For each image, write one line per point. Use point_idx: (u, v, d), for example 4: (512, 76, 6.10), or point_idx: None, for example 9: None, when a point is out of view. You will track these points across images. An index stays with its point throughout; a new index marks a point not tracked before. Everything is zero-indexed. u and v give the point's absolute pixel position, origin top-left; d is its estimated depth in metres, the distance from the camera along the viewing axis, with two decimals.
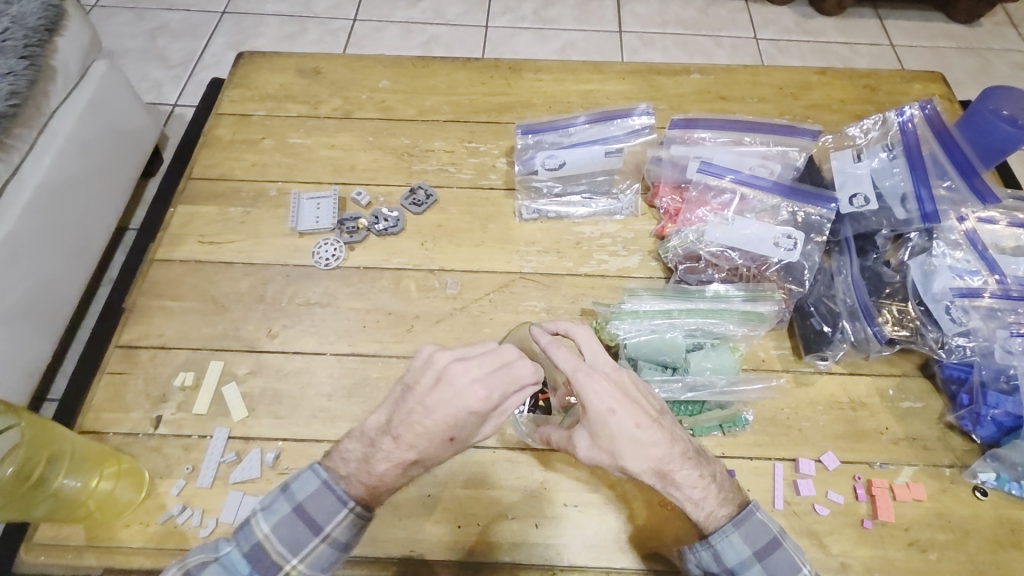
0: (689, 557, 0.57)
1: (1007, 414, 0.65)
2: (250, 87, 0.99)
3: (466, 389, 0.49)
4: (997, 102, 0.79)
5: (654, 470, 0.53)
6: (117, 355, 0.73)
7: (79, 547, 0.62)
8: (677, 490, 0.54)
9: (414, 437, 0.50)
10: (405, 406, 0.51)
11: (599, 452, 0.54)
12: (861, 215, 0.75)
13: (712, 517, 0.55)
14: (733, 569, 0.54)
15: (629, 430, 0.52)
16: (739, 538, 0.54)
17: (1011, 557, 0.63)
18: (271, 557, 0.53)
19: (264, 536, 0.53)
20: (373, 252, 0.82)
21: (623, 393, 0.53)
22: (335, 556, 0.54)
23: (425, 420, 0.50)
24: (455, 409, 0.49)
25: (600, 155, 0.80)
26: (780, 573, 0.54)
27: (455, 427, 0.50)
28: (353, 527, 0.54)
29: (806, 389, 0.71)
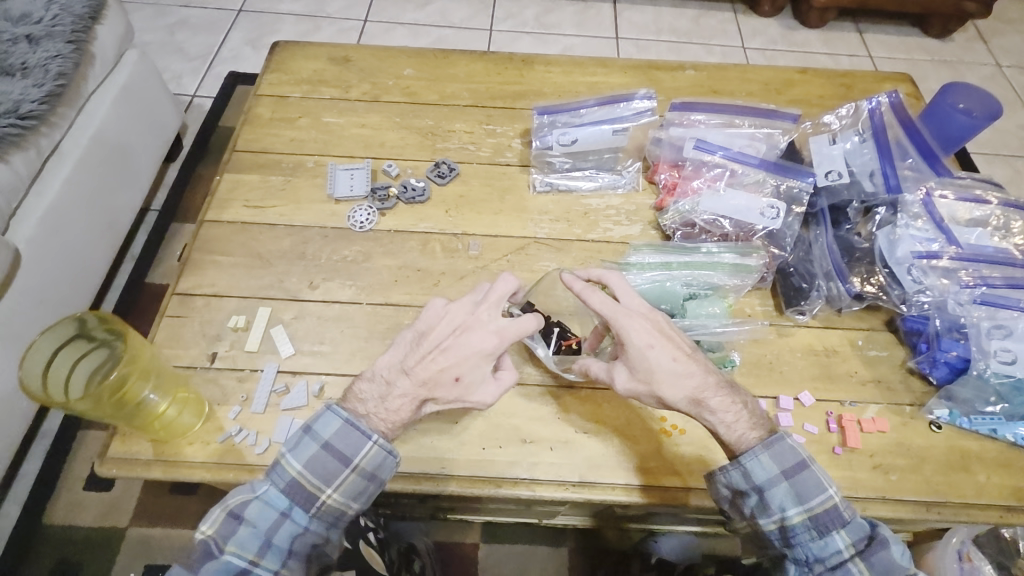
0: (721, 479, 0.66)
1: (958, 357, 0.75)
2: (286, 72, 1.08)
3: (481, 337, 0.64)
4: (954, 96, 0.89)
5: (691, 397, 0.64)
6: (175, 301, 0.82)
7: (147, 461, 0.70)
8: (711, 414, 0.65)
9: (429, 374, 0.64)
10: (422, 349, 0.65)
11: (639, 381, 0.65)
12: (836, 189, 0.86)
13: (742, 440, 0.65)
14: (762, 486, 0.64)
15: (667, 361, 0.64)
16: (769, 459, 0.64)
17: (963, 480, 0.72)
18: (304, 489, 0.63)
19: (297, 474, 0.63)
20: (402, 217, 0.91)
21: (659, 332, 0.65)
22: (364, 484, 0.64)
23: (440, 361, 0.64)
24: (467, 352, 0.64)
25: (608, 134, 0.91)
26: (806, 489, 0.64)
27: (464, 369, 0.64)
28: (379, 457, 0.64)
29: (787, 339, 0.81)
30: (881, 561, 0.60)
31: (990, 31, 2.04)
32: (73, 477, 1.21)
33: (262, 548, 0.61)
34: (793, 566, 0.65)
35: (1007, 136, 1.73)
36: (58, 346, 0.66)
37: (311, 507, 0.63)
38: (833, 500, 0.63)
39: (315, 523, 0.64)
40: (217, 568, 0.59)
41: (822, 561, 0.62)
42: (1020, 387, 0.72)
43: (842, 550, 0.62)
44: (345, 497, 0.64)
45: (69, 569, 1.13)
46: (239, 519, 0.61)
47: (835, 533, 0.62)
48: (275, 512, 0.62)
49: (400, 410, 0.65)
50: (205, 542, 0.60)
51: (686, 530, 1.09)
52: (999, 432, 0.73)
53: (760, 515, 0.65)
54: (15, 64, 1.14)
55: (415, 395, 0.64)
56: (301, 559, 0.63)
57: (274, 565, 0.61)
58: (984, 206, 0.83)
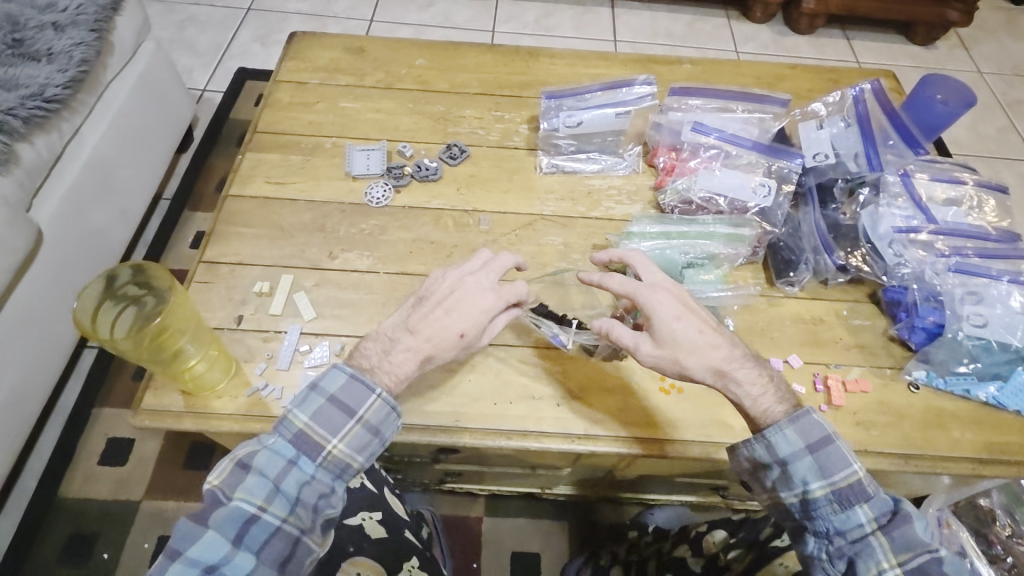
0: (744, 451, 0.67)
1: (934, 323, 0.81)
2: (303, 60, 1.13)
3: (484, 298, 0.69)
4: (932, 89, 0.96)
5: (716, 367, 0.66)
6: (202, 268, 0.87)
7: (179, 413, 0.74)
8: (736, 386, 0.66)
9: (433, 329, 0.67)
10: (426, 310, 0.68)
11: (663, 349, 0.67)
12: (822, 169, 0.93)
13: (768, 413, 0.66)
14: (785, 459, 0.64)
15: (690, 331, 0.67)
16: (794, 432, 0.64)
17: (940, 435, 0.78)
18: (313, 440, 0.62)
19: (303, 425, 0.62)
20: (416, 194, 0.96)
21: (684, 306, 0.69)
22: (369, 439, 0.64)
23: (443, 318, 0.68)
24: (469, 310, 0.68)
25: (611, 117, 0.97)
26: (831, 462, 0.63)
27: (467, 324, 0.68)
28: (383, 411, 0.65)
29: (777, 308, 0.86)
30: (905, 535, 0.59)
31: (971, 40, 2.12)
32: (88, 452, 1.22)
33: (272, 494, 0.58)
34: (813, 541, 0.63)
35: (986, 139, 1.81)
36: (101, 297, 0.70)
37: (318, 457, 0.62)
38: (857, 474, 0.62)
39: (321, 474, 0.62)
40: (227, 513, 0.57)
41: (843, 534, 0.61)
42: (989, 348, 0.78)
43: (865, 524, 0.60)
44: (352, 451, 0.63)
45: (83, 540, 1.13)
46: (250, 468, 0.59)
47: (858, 506, 0.61)
48: (285, 460, 0.60)
49: (406, 365, 0.67)
50: (212, 490, 0.58)
51: (677, 500, 1.13)
52: (973, 392, 0.79)
53: (782, 489, 0.65)
54: (42, 49, 1.18)
55: (420, 350, 0.67)
56: (310, 510, 0.60)
57: (282, 513, 0.58)
58: (961, 186, 0.90)
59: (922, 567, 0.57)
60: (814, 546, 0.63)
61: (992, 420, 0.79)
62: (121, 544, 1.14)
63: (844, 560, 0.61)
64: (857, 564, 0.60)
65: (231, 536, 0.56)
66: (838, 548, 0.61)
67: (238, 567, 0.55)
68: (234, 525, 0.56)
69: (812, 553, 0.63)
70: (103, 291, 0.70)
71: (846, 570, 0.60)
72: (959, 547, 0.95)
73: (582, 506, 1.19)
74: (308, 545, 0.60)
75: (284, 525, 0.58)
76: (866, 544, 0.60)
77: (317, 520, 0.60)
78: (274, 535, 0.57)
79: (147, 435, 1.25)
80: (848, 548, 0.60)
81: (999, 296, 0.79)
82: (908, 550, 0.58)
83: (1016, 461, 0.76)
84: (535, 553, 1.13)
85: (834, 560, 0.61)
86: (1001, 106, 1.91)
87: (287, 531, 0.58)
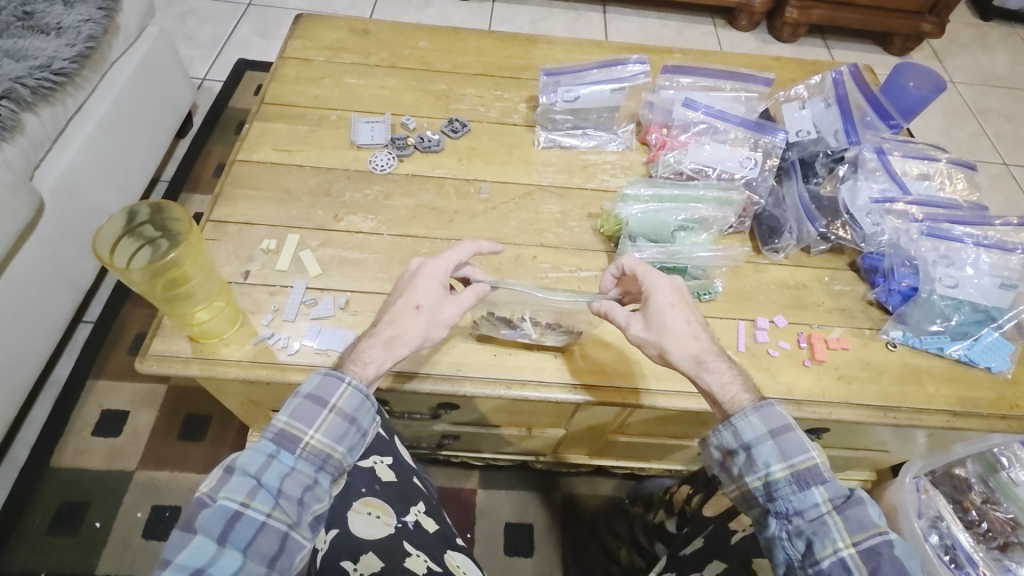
0: (712, 440, 0.66)
1: (909, 285, 0.86)
2: (310, 39, 1.17)
3: (432, 267, 0.71)
4: (906, 77, 1.02)
5: (693, 355, 0.68)
6: (210, 227, 0.89)
7: (186, 359, 0.77)
8: (709, 375, 0.67)
9: (390, 313, 0.68)
10: (385, 306, 0.70)
11: (650, 331, 0.70)
12: (804, 144, 0.99)
13: (736, 401, 0.66)
14: (750, 443, 0.63)
15: (679, 318, 0.69)
16: (756, 418, 0.63)
17: (915, 390, 0.82)
18: (292, 433, 0.59)
19: (285, 424, 0.59)
20: (418, 164, 1.00)
21: (680, 296, 0.70)
22: (346, 426, 0.62)
23: (397, 301, 0.69)
24: (420, 282, 0.70)
25: (607, 94, 1.02)
26: (792, 452, 0.61)
27: (419, 295, 0.69)
28: (356, 398, 0.63)
29: (763, 274, 0.91)
30: (859, 515, 0.57)
31: (945, 52, 2.19)
32: (82, 423, 1.19)
33: (253, 489, 0.55)
34: (774, 523, 0.61)
35: (959, 143, 1.89)
36: (122, 232, 0.73)
37: (297, 449, 0.59)
38: (815, 459, 0.61)
39: (302, 465, 0.59)
40: (211, 513, 0.53)
41: (800, 514, 0.59)
42: (959, 306, 0.84)
43: (820, 504, 0.59)
44: (331, 440, 0.61)
45: (73, 509, 1.09)
46: (233, 469, 0.56)
47: (815, 487, 0.59)
48: (263, 456, 0.57)
49: (370, 353, 0.66)
50: (200, 496, 0.55)
51: (663, 472, 1.16)
52: (946, 350, 0.84)
53: (745, 474, 0.63)
54: (51, 24, 1.20)
55: (381, 336, 0.67)
56: (294, 502, 0.57)
57: (266, 507, 0.55)
58: (934, 163, 0.97)
59: (874, 548, 0.55)
60: (776, 527, 0.61)
61: (965, 376, 0.84)
62: (114, 512, 1.10)
63: (802, 540, 0.59)
64: (814, 544, 0.57)
65: (216, 534, 0.52)
66: (797, 529, 0.59)
67: (224, 567, 0.51)
68: (220, 523, 0.53)
69: (773, 534, 0.61)
70: (124, 225, 0.73)
71: (805, 550, 0.58)
72: (936, 512, 0.96)
73: (575, 481, 1.21)
74: (296, 539, 0.56)
75: (269, 519, 0.54)
76: (821, 523, 0.58)
77: (303, 513, 0.57)
78: (259, 530, 0.54)
79: (142, 406, 1.22)
80: (806, 528, 0.58)
81: (968, 259, 0.84)
82: (862, 529, 0.56)
83: (987, 414, 0.81)
84: (527, 524, 1.15)
85: (794, 540, 0.59)
86: (973, 113, 2.00)
87: (273, 525, 0.54)
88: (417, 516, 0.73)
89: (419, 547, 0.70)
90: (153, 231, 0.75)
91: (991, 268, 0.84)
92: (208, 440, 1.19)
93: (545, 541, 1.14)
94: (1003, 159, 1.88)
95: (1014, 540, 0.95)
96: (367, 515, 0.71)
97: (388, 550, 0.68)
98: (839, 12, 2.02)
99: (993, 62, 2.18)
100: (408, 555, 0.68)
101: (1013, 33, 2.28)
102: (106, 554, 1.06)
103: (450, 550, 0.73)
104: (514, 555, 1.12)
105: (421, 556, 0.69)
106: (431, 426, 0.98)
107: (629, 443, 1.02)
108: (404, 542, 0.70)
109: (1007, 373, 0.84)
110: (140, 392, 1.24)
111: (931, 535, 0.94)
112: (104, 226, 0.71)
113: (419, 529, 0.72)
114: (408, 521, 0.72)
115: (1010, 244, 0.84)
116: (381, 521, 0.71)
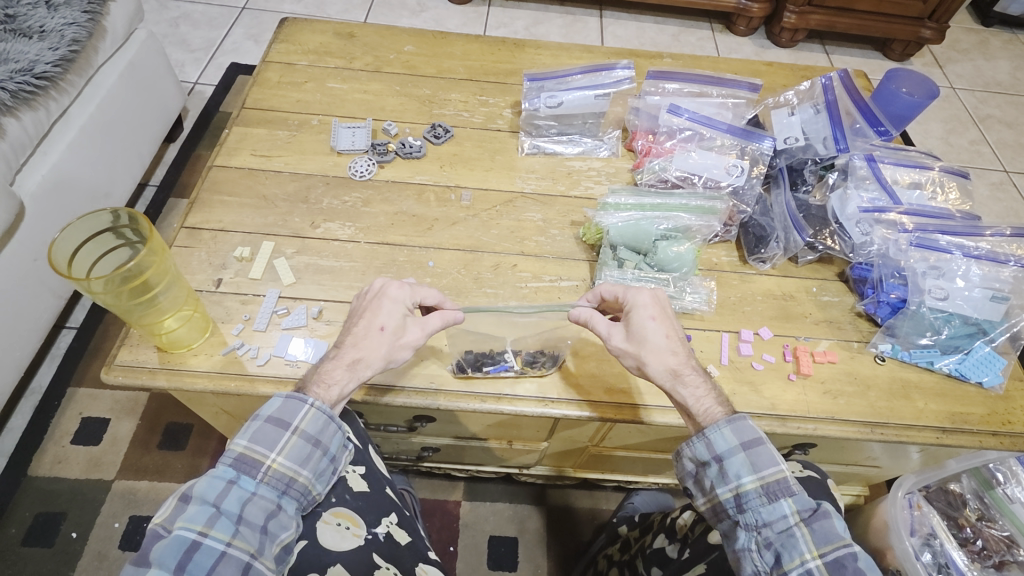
0: (685, 451, 0.64)
1: (898, 297, 0.84)
2: (294, 43, 1.16)
3: (397, 288, 0.70)
4: (898, 83, 1.02)
5: (670, 369, 0.66)
6: (183, 234, 0.87)
7: (153, 370, 0.75)
8: (684, 389, 0.65)
9: (355, 335, 0.66)
10: (347, 326, 0.68)
11: (630, 342, 0.68)
12: (793, 151, 0.97)
13: (709, 413, 0.64)
14: (722, 455, 0.61)
15: (659, 331, 0.68)
16: (729, 430, 0.62)
17: (903, 405, 0.80)
18: (252, 457, 0.57)
19: (242, 449, 0.57)
20: (399, 170, 0.98)
21: (661, 309, 0.70)
22: (310, 449, 0.60)
23: (359, 322, 0.67)
24: (384, 302, 0.68)
25: (591, 98, 1.00)
26: (761, 467, 0.60)
27: (384, 316, 0.67)
28: (320, 420, 0.61)
29: (749, 284, 0.89)
30: (825, 528, 0.56)
31: (945, 58, 2.17)
32: (60, 432, 1.17)
33: (213, 517, 0.52)
34: (743, 534, 0.59)
35: (959, 150, 1.86)
36: (101, 231, 0.73)
37: (258, 474, 0.57)
38: (784, 472, 0.60)
39: (264, 490, 0.57)
40: (166, 544, 0.51)
41: (769, 525, 0.57)
42: (949, 319, 0.82)
43: (788, 515, 0.57)
44: (294, 463, 0.58)
45: (49, 520, 1.07)
46: (189, 498, 0.54)
47: (783, 499, 0.58)
48: (223, 481, 0.55)
49: (335, 375, 0.64)
50: (154, 528, 0.53)
51: (652, 484, 1.14)
52: (936, 364, 0.82)
53: (716, 485, 0.61)
54: (34, 27, 1.18)
55: (346, 357, 0.65)
56: (257, 530, 0.54)
57: (226, 535, 0.52)
58: (926, 171, 0.95)
59: (840, 560, 0.54)
60: (744, 539, 0.59)
61: (957, 391, 0.81)
62: (90, 523, 1.08)
63: (771, 551, 0.56)
64: (782, 555, 0.56)
65: (171, 566, 0.50)
66: (765, 540, 0.57)
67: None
68: (175, 555, 0.50)
69: (741, 546, 0.58)
70: (108, 224, 0.73)
71: (774, 562, 0.56)
72: (930, 529, 0.92)
73: (561, 494, 1.19)
74: (261, 569, 0.53)
75: (230, 548, 0.51)
76: (789, 535, 0.56)
77: (266, 542, 0.54)
78: (219, 559, 0.51)
79: (122, 415, 1.20)
80: (775, 540, 0.57)
81: (958, 271, 0.82)
82: (828, 542, 0.55)
83: (978, 430, 0.79)
84: (512, 538, 1.13)
85: (763, 552, 0.57)
86: (973, 120, 1.97)
87: (233, 554, 0.51)
88: (388, 528, 0.70)
89: (389, 560, 0.67)
90: (133, 235, 0.74)
91: (982, 279, 0.82)
92: (189, 449, 1.18)
93: (530, 554, 1.11)
94: (1004, 166, 1.85)
95: (1010, 558, 0.90)
96: (336, 525, 0.66)
97: (356, 562, 0.64)
98: (838, 18, 1.99)
99: (994, 68, 2.15)
100: (376, 568, 0.65)
101: (1014, 39, 2.26)
102: (81, 566, 1.04)
103: (422, 564, 0.70)
104: (497, 569, 1.09)
105: (389, 569, 0.66)
106: (410, 438, 0.96)
107: (614, 457, 0.99)
108: (373, 555, 0.66)
109: (998, 388, 0.82)
110: (121, 401, 1.22)
111: (923, 554, 0.90)
112: (77, 224, 0.70)
113: (390, 541, 0.69)
114: (378, 532, 0.69)
115: (1001, 256, 0.82)
116: (350, 531, 0.67)
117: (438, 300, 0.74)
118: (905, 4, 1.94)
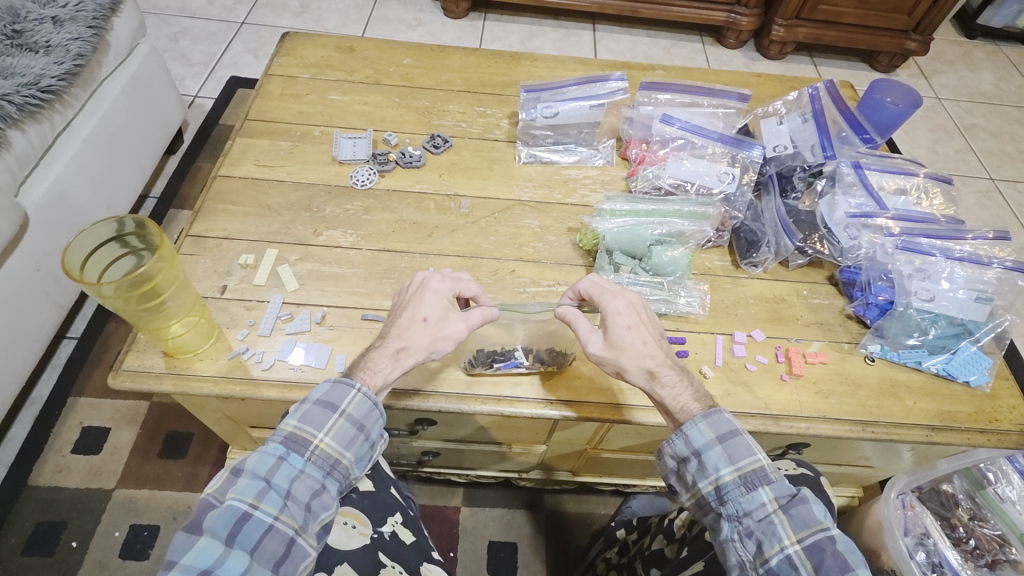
0: (666, 449, 0.66)
1: (886, 299, 0.87)
2: (295, 57, 1.18)
3: (438, 281, 0.71)
4: (883, 93, 1.04)
5: (647, 370, 0.68)
6: (189, 242, 0.89)
7: (159, 374, 0.76)
8: (662, 389, 0.68)
9: (399, 325, 0.67)
10: (390, 318, 0.70)
11: (608, 350, 0.69)
12: (782, 159, 1.01)
13: (686, 410, 0.66)
14: (700, 450, 0.63)
15: (636, 338, 0.68)
16: (705, 424, 0.63)
17: (893, 404, 0.82)
18: (301, 436, 0.59)
19: (293, 427, 0.59)
20: (400, 179, 1.01)
21: (636, 315, 0.70)
22: (354, 432, 0.61)
23: (403, 314, 0.69)
24: (427, 295, 0.69)
25: (586, 109, 1.03)
26: (738, 458, 0.61)
27: (426, 307, 0.68)
28: (365, 404, 0.62)
29: (742, 287, 0.91)
30: (803, 513, 0.57)
31: (930, 69, 2.22)
32: (61, 441, 1.17)
33: (263, 490, 0.55)
34: (726, 525, 0.61)
35: (945, 158, 1.91)
36: (107, 239, 0.74)
37: (306, 452, 0.58)
38: (761, 461, 0.62)
39: (311, 469, 0.58)
40: (218, 513, 0.53)
41: (749, 514, 0.59)
42: (936, 320, 0.84)
43: (767, 503, 0.59)
44: (339, 445, 0.60)
45: (49, 529, 1.08)
46: (240, 471, 0.56)
47: (760, 487, 0.60)
48: (274, 457, 0.57)
49: (380, 362, 0.65)
50: (205, 497, 0.55)
51: (650, 488, 1.16)
52: (924, 363, 0.84)
53: (698, 479, 0.63)
54: (40, 42, 1.19)
55: (390, 346, 0.66)
56: (301, 507, 0.56)
57: (274, 509, 0.54)
58: (912, 178, 0.98)
59: (818, 543, 0.56)
60: (727, 530, 0.60)
61: (944, 390, 0.84)
62: (91, 532, 1.08)
63: (752, 540, 0.58)
64: (763, 543, 0.57)
65: (223, 535, 0.52)
66: (746, 529, 0.59)
67: (231, 568, 0.51)
68: (227, 524, 0.52)
69: (725, 536, 0.60)
70: (113, 233, 0.74)
71: (756, 551, 0.58)
72: (923, 529, 0.93)
73: (562, 498, 1.20)
74: (303, 545, 0.55)
75: (276, 522, 0.54)
76: (768, 523, 0.58)
77: (310, 519, 0.56)
78: (266, 533, 0.53)
79: (123, 425, 1.21)
80: (755, 528, 0.58)
81: (944, 272, 0.85)
82: (806, 527, 0.57)
83: (965, 428, 0.81)
84: (512, 543, 1.14)
85: (744, 541, 0.59)
86: (959, 129, 2.02)
87: (280, 528, 0.54)
88: (394, 527, 0.71)
89: (394, 559, 0.68)
90: (138, 242, 0.76)
91: (966, 281, 0.84)
92: (189, 457, 1.18)
93: (530, 559, 1.12)
94: (989, 174, 1.89)
95: (1002, 557, 0.92)
96: (343, 524, 0.68)
97: (363, 561, 0.66)
98: (825, 30, 2.04)
99: (978, 79, 2.20)
100: (383, 565, 0.66)
101: (997, 51, 2.32)
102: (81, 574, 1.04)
103: (427, 563, 0.71)
104: None
105: (395, 567, 0.67)
106: (411, 442, 0.98)
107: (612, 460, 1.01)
108: (379, 553, 0.68)
109: (985, 387, 0.84)
110: (122, 410, 1.23)
111: (918, 553, 0.91)
112: (86, 233, 0.71)
113: (396, 539, 0.70)
114: (384, 531, 0.70)
115: (984, 258, 0.85)
116: (357, 530, 0.68)
117: (477, 292, 0.75)
118: (889, 17, 2.00)
